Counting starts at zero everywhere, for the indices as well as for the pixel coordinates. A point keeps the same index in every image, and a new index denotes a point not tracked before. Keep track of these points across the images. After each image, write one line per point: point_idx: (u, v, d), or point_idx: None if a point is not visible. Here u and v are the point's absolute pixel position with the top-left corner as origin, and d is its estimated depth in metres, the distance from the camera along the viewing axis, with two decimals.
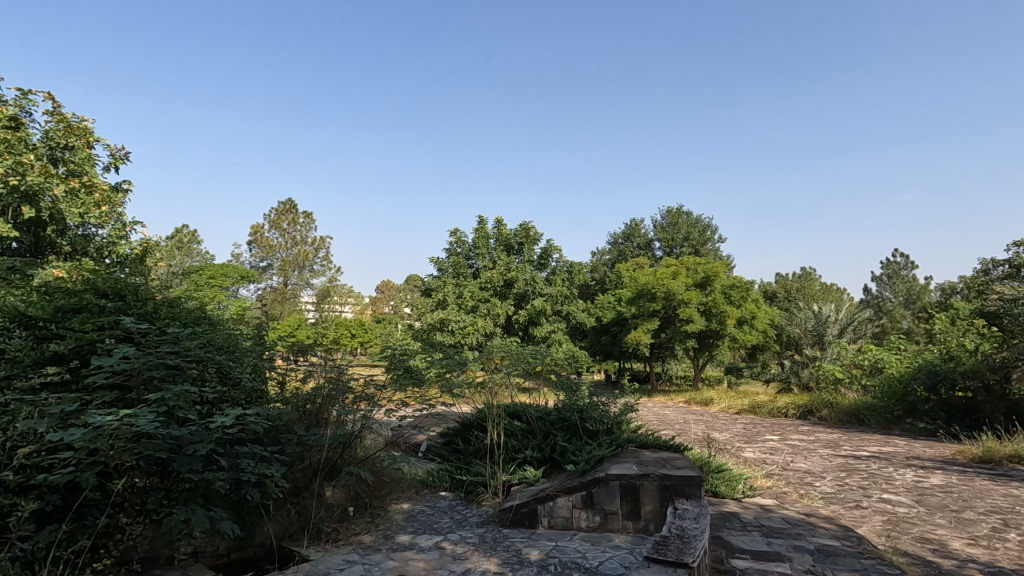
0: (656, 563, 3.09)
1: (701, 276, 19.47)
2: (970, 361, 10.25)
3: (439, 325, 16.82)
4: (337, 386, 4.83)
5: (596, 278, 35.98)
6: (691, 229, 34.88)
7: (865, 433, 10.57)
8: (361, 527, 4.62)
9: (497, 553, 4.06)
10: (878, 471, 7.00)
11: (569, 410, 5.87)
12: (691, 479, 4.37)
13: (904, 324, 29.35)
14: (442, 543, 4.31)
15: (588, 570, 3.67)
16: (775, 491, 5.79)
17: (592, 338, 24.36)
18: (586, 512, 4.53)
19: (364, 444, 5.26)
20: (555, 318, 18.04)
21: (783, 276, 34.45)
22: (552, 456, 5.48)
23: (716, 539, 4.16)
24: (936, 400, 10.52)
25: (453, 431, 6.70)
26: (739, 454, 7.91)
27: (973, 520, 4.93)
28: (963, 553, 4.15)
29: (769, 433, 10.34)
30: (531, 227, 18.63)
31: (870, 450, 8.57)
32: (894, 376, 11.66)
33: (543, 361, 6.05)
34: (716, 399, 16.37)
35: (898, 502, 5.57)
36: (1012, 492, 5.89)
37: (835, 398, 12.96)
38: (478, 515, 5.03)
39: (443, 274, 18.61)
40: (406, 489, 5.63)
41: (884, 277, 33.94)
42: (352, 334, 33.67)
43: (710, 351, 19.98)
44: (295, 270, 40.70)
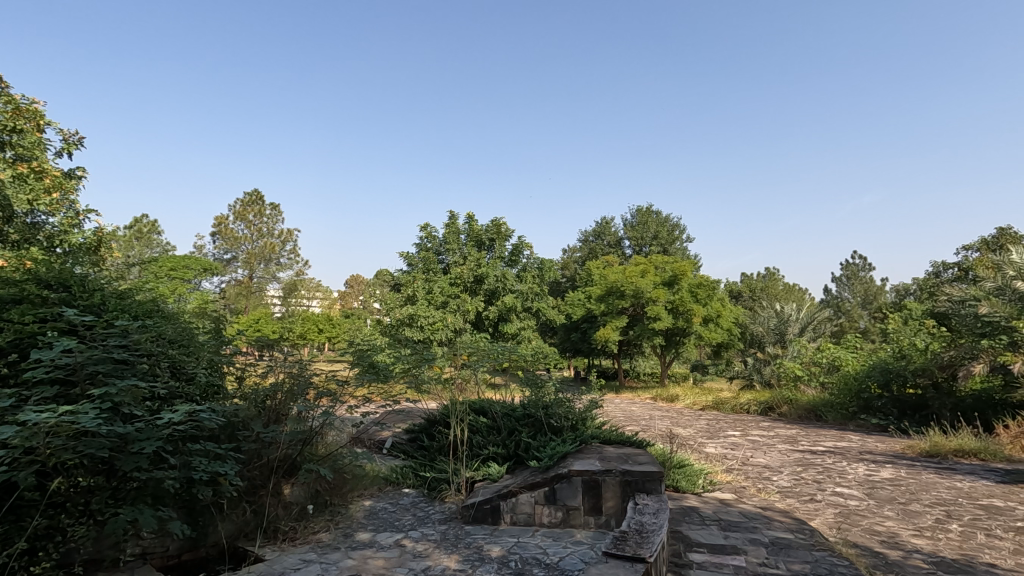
0: (615, 558, 3.11)
1: (669, 274, 19.78)
2: (921, 359, 10.65)
3: (408, 321, 16.69)
4: (298, 381, 4.73)
5: (567, 276, 36.22)
6: (660, 228, 35.40)
7: (822, 429, 10.92)
8: (320, 526, 4.53)
9: (458, 550, 4.03)
10: (832, 465, 7.24)
11: (535, 407, 5.87)
12: (651, 474, 4.43)
13: (861, 324, 30.47)
14: (402, 540, 4.26)
15: (549, 566, 3.68)
16: (734, 486, 5.92)
17: (562, 335, 24.53)
18: (548, 508, 4.54)
19: (326, 440, 5.16)
20: (525, 315, 18.10)
21: (748, 276, 35.26)
22: (516, 452, 5.47)
23: (675, 534, 4.22)
24: (889, 396, 10.93)
25: (418, 428, 6.58)
26: (702, 449, 8.08)
27: (919, 512, 5.14)
28: (909, 544, 4.31)
29: (731, 429, 10.58)
30: (503, 223, 18.60)
31: (826, 445, 8.86)
32: (851, 373, 12.06)
33: (509, 357, 6.04)
34: (681, 395, 16.68)
35: (851, 495, 5.77)
36: (956, 485, 6.16)
37: (795, 395, 13.35)
38: (440, 512, 5.00)
39: (413, 269, 18.47)
40: (369, 487, 5.56)
41: (844, 277, 34.98)
42: (320, 329, 33.15)
43: (677, 348, 20.35)
44: (261, 263, 39.77)
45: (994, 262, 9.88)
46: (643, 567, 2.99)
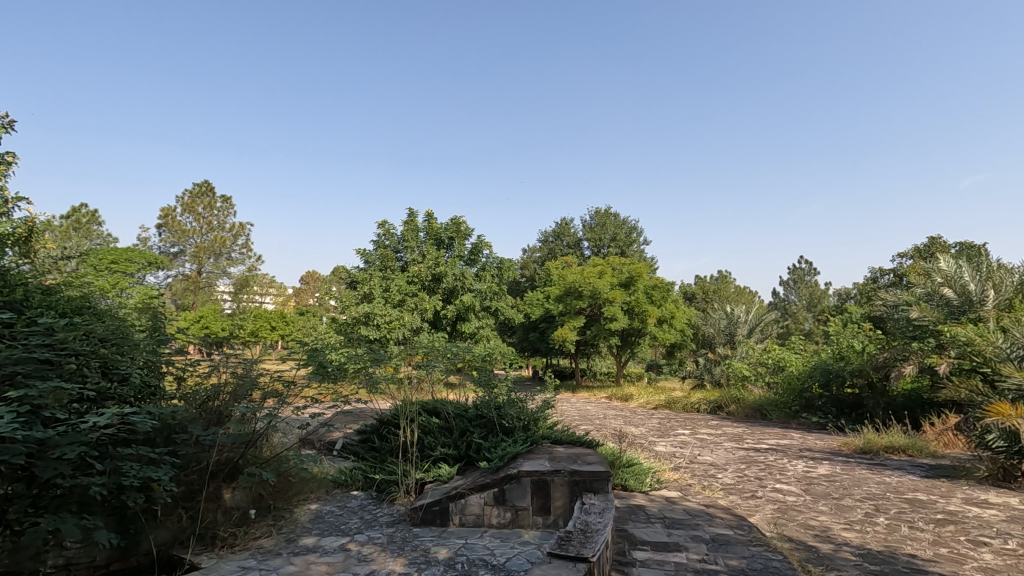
0: (557, 558, 3.14)
1: (626, 275, 20.16)
2: (857, 360, 11.17)
3: (364, 319, 16.40)
4: (242, 382, 4.57)
5: (526, 276, 36.40)
6: (618, 230, 36.02)
7: (766, 427, 11.36)
8: (262, 531, 4.41)
9: (405, 553, 3.98)
10: (773, 462, 7.54)
11: (487, 408, 5.86)
12: (599, 474, 4.51)
13: (806, 326, 31.95)
14: (348, 544, 4.19)
15: (494, 567, 3.69)
16: (680, 483, 6.09)
17: (521, 335, 24.64)
18: (497, 509, 4.56)
19: (271, 443, 5.02)
20: (483, 315, 18.10)
21: (701, 278, 36.25)
22: (468, 453, 5.45)
23: (621, 532, 4.30)
24: (828, 396, 11.46)
25: (370, 429, 6.45)
26: (652, 448, 8.28)
27: (850, 507, 5.42)
28: (839, 537, 4.54)
29: (681, 427, 10.87)
30: (462, 222, 18.52)
31: (769, 442, 9.23)
32: (795, 374, 12.60)
33: (463, 357, 6.01)
34: (635, 395, 17.01)
35: (789, 491, 6.03)
36: (884, 480, 6.53)
37: (742, 394, 13.83)
38: (389, 514, 4.94)
39: (370, 266, 18.18)
40: (316, 490, 5.44)
41: (791, 280, 36.30)
42: (272, 327, 32.26)
43: (632, 348, 20.76)
44: (211, 258, 38.26)
45: (924, 268, 10.50)
46: (584, 566, 3.04)
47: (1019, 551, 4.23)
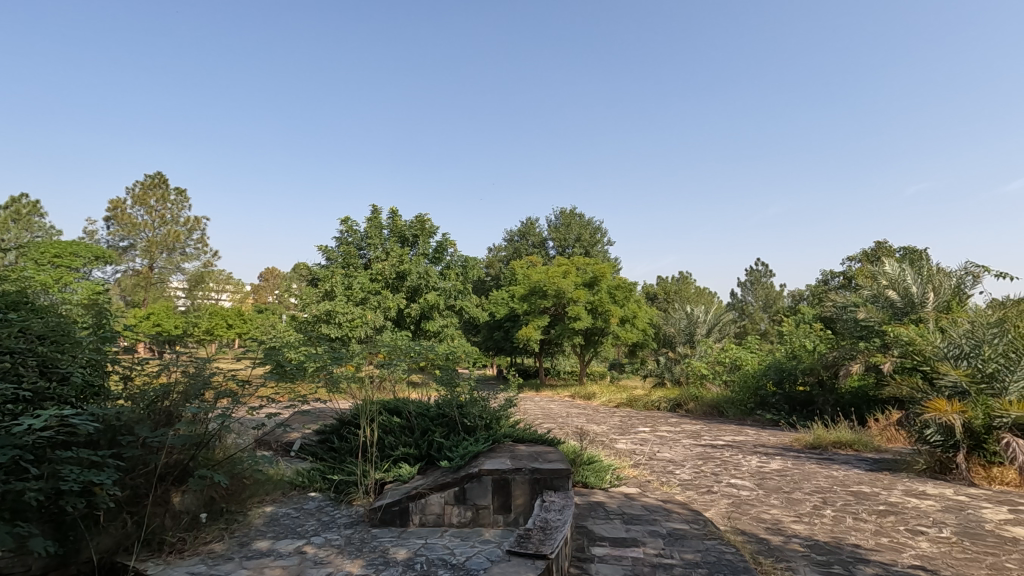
0: (516, 556, 3.16)
1: (590, 275, 20.38)
2: (808, 358, 11.60)
3: (325, 318, 16.08)
4: (194, 382, 4.39)
5: (492, 275, 36.41)
6: (582, 230, 36.41)
7: (723, 424, 11.68)
8: (214, 535, 4.27)
9: (363, 555, 3.92)
10: (729, 458, 7.77)
11: (449, 407, 5.81)
12: (560, 471, 4.55)
13: (762, 326, 33.13)
14: (304, 547, 4.09)
15: (454, 566, 3.67)
16: (639, 480, 6.20)
17: (485, 334, 24.61)
18: (457, 508, 4.54)
19: (224, 444, 4.85)
20: (447, 313, 18.00)
21: (663, 279, 36.97)
22: (429, 452, 5.40)
23: (580, 529, 4.35)
24: (781, 393, 11.85)
25: (330, 429, 6.31)
26: (613, 445, 8.40)
27: (800, 500, 5.63)
28: (789, 529, 4.71)
29: (642, 425, 11.07)
30: (427, 220, 18.37)
31: (725, 439, 9.50)
32: (750, 372, 13.01)
33: (426, 356, 5.95)
34: (598, 393, 17.23)
35: (743, 486, 6.21)
36: (832, 474, 6.81)
37: (701, 392, 14.19)
38: (347, 515, 4.85)
39: (331, 264, 17.82)
40: (272, 492, 5.30)
41: (748, 282, 37.39)
42: (229, 325, 31.28)
43: (595, 347, 21.00)
44: (164, 252, 36.79)
45: (871, 271, 11.00)
46: (543, 564, 3.06)
47: (953, 539, 4.48)
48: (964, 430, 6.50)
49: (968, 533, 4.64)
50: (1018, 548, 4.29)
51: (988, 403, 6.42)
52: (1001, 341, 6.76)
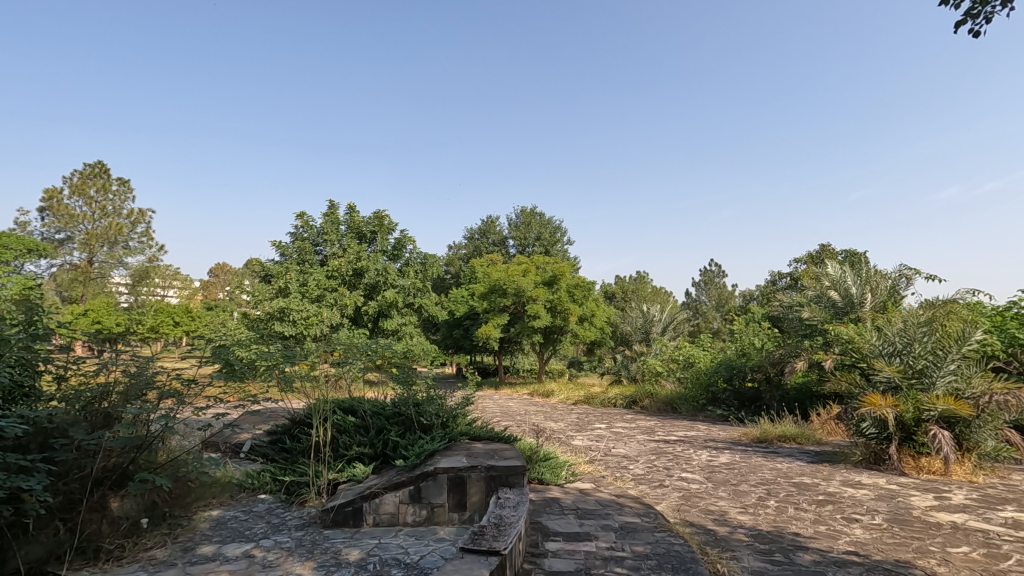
0: (470, 553, 3.16)
1: (549, 274, 20.56)
2: (757, 356, 12.06)
3: (279, 315, 15.62)
4: (135, 382, 4.20)
5: (451, 273, 36.25)
6: (542, 229, 36.67)
7: (676, 420, 12.01)
8: (155, 541, 4.10)
9: (314, 557, 3.85)
10: (681, 453, 8.00)
11: (405, 405, 5.75)
12: (515, 468, 4.58)
13: (714, 325, 34.32)
14: (252, 550, 3.98)
15: (408, 565, 3.64)
16: (593, 475, 6.31)
17: (445, 332, 24.49)
18: (412, 507, 4.52)
19: (167, 446, 4.67)
20: (406, 311, 17.82)
21: (621, 278, 37.65)
22: (384, 452, 5.33)
23: (535, 525, 4.39)
24: (731, 390, 12.17)
25: (282, 429, 6.13)
26: (569, 442, 8.52)
27: (746, 492, 5.85)
28: (735, 520, 4.89)
29: (598, 422, 11.26)
30: (386, 216, 18.12)
31: (678, 434, 9.78)
32: (702, 369, 13.42)
33: (383, 354, 5.87)
34: (556, 391, 17.41)
35: (693, 479, 6.42)
36: (777, 466, 7.11)
37: (656, 389, 14.55)
38: (298, 517, 4.75)
39: (286, 259, 17.34)
40: (219, 495, 5.13)
41: (702, 281, 38.42)
42: (175, 322, 29.99)
43: (554, 345, 21.21)
44: (105, 246, 34.92)
45: (815, 272, 11.52)
46: (496, 560, 3.08)
47: (884, 525, 4.76)
48: (896, 422, 6.90)
49: (897, 519, 4.94)
50: (942, 532, 4.60)
51: (917, 397, 6.84)
52: (930, 339, 7.18)
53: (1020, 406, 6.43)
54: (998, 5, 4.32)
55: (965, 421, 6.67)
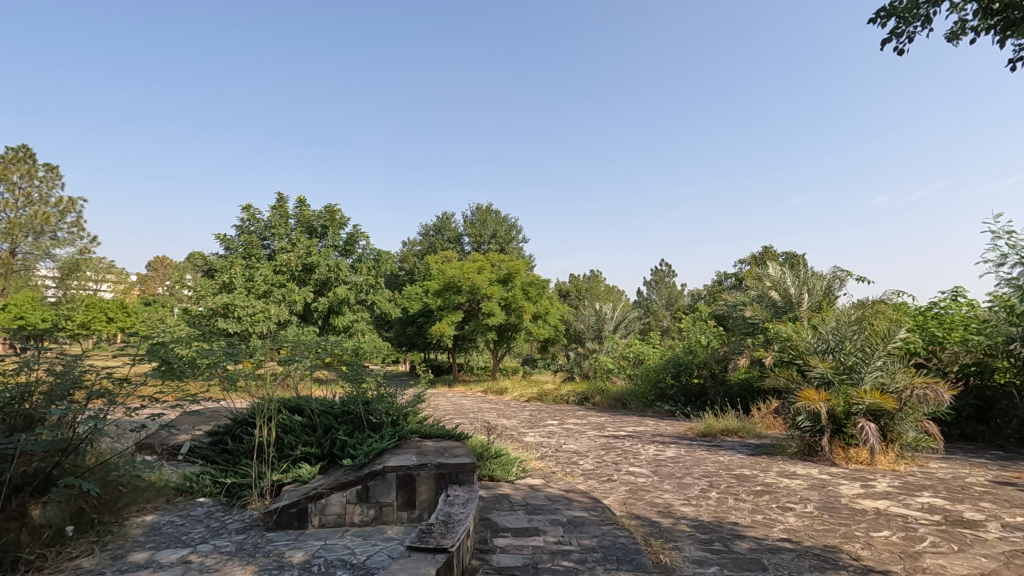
0: (417, 552, 3.13)
1: (504, 271, 20.61)
2: (703, 353, 12.49)
3: (223, 312, 14.97)
4: (60, 381, 3.95)
5: (406, 269, 35.80)
6: (498, 227, 36.75)
7: (625, 416, 12.32)
8: (81, 550, 3.87)
9: (255, 560, 3.73)
10: (629, 447, 8.20)
11: (354, 403, 5.63)
12: (465, 465, 4.57)
13: (664, 323, 35.39)
14: (188, 556, 3.82)
15: (353, 566, 3.58)
16: (544, 471, 6.39)
17: (398, 329, 24.18)
18: (359, 507, 4.44)
19: (97, 449, 4.41)
20: (358, 308, 17.49)
21: (575, 277, 38.14)
22: (331, 451, 5.22)
23: (484, 521, 4.41)
24: (678, 386, 12.57)
25: (223, 429, 5.87)
26: (521, 438, 8.59)
27: (689, 484, 6.06)
28: (678, 512, 5.07)
29: (550, 418, 11.40)
30: (338, 210, 17.71)
31: (627, 429, 10.02)
32: (651, 366, 13.79)
33: (332, 351, 5.75)
34: (509, 388, 17.50)
35: (640, 473, 6.60)
36: (719, 459, 7.40)
37: (607, 386, 14.85)
38: (240, 521, 4.60)
39: (231, 253, 16.69)
40: (153, 499, 4.88)
41: (653, 281, 39.41)
42: (108, 318, 28.38)
43: (508, 342, 21.31)
44: (29, 236, 32.61)
45: (757, 273, 12.03)
46: (443, 557, 3.07)
47: (815, 513, 5.03)
48: (828, 415, 7.32)
49: (827, 507, 5.23)
50: (866, 518, 4.90)
51: (847, 392, 7.27)
52: (859, 337, 7.63)
53: (937, 399, 6.95)
54: (919, 26, 4.64)
55: (889, 414, 7.13)
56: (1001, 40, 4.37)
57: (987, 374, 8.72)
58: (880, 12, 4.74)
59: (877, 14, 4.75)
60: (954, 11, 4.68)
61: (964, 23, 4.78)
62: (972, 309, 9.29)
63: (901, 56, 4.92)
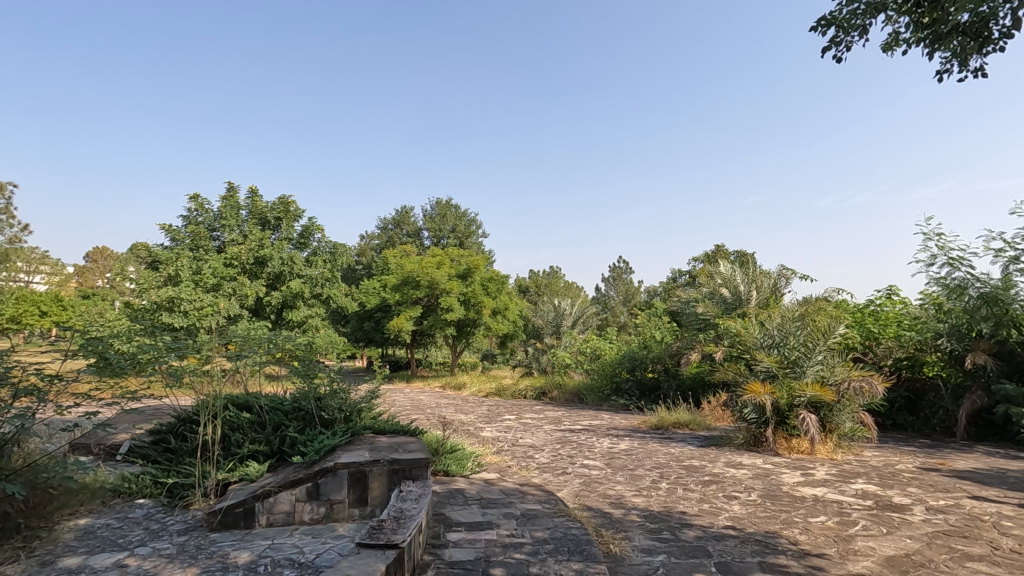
0: (366, 548, 3.09)
1: (463, 266, 20.53)
2: (657, 348, 12.80)
3: (167, 306, 14.31)
4: None
5: (363, 263, 35.16)
6: (457, 222, 36.57)
7: (582, 410, 12.50)
8: (5, 556, 3.64)
9: (198, 562, 3.60)
10: (584, 441, 8.32)
11: (306, 399, 5.48)
12: (419, 461, 4.54)
13: (621, 318, 36.03)
14: (125, 560, 3.66)
15: (301, 565, 3.51)
16: (499, 465, 6.42)
17: (355, 324, 23.77)
18: (309, 505, 4.36)
19: (24, 449, 4.15)
20: (312, 302, 17.07)
21: (535, 273, 38.34)
22: (281, 449, 5.09)
23: (438, 516, 4.39)
24: (633, 380, 12.84)
25: (166, 428, 5.61)
26: (478, 433, 8.59)
27: (641, 476, 6.21)
28: (630, 502, 5.18)
29: (507, 413, 11.44)
30: (292, 202, 17.22)
31: (583, 423, 10.17)
32: (608, 361, 14.04)
33: (283, 346, 5.58)
34: (468, 384, 17.49)
35: (594, 465, 6.71)
36: (670, 451, 7.61)
37: (564, 380, 15.02)
38: (182, 522, 4.43)
39: (177, 245, 15.96)
40: (87, 502, 4.65)
41: (610, 277, 40.04)
42: (40, 312, 26.71)
43: (467, 338, 21.24)
44: None
45: (709, 270, 12.41)
46: (393, 553, 3.04)
47: (758, 501, 5.25)
48: (772, 408, 7.63)
49: (770, 495, 5.46)
50: (804, 505, 5.14)
51: (791, 385, 7.59)
52: (801, 332, 7.98)
53: (872, 391, 7.32)
54: (857, 36, 4.85)
55: (829, 406, 7.49)
56: (930, 52, 4.60)
57: (917, 367, 9.27)
58: (820, 21, 4.93)
59: (818, 22, 4.95)
60: (888, 24, 4.92)
61: (897, 34, 5.03)
62: (904, 305, 9.84)
63: (840, 64, 5.13)
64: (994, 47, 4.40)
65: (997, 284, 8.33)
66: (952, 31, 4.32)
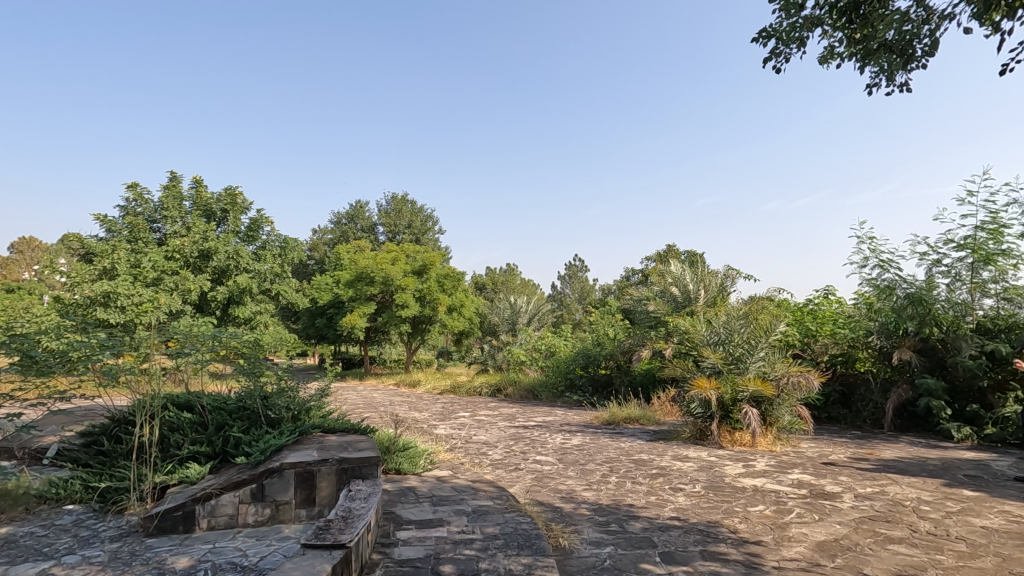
0: (312, 549, 3.03)
1: (419, 262, 20.33)
2: (609, 345, 13.05)
3: (102, 301, 13.51)
4: None
5: (315, 258, 34.28)
6: (413, 217, 36.17)
7: (536, 406, 12.62)
8: None
9: (131, 569, 3.45)
10: (537, 437, 8.41)
11: (251, 398, 5.33)
12: (368, 460, 4.49)
13: (576, 315, 36.53)
14: (51, 569, 3.46)
15: (244, 568, 3.41)
16: (452, 463, 6.41)
17: (306, 321, 23.18)
18: (253, 507, 4.24)
19: None
20: (261, 299, 16.52)
21: (492, 270, 38.33)
22: (225, 449, 4.91)
23: (388, 515, 4.36)
24: (587, 376, 13.05)
25: (98, 429, 5.34)
26: (431, 431, 8.54)
27: (591, 471, 6.34)
28: (580, 497, 5.29)
29: (462, 410, 11.42)
30: (239, 193, 16.61)
31: (537, 419, 10.27)
32: (562, 358, 14.22)
33: (226, 344, 5.37)
34: (422, 381, 17.35)
35: (547, 461, 6.80)
36: (620, 445, 7.80)
37: (518, 377, 15.13)
38: (116, 528, 4.22)
39: (113, 237, 15.12)
40: (9, 509, 4.37)
41: (566, 275, 40.46)
42: None
43: (422, 334, 21.04)
44: None
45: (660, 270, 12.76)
46: (340, 553, 3.00)
47: (702, 492, 5.45)
48: (717, 403, 7.92)
49: (713, 486, 5.68)
50: (745, 495, 5.38)
51: (734, 380, 7.89)
52: (744, 330, 8.31)
53: (808, 386, 7.70)
54: (795, 48, 5.08)
55: (769, 400, 7.85)
56: (862, 67, 4.87)
57: (850, 363, 9.84)
58: (763, 33, 5.13)
59: (759, 34, 5.15)
60: (824, 37, 5.16)
61: (832, 48, 5.30)
62: (840, 304, 10.45)
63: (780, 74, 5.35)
64: (917, 65, 4.68)
65: (921, 285, 8.92)
66: (880, 47, 4.58)
